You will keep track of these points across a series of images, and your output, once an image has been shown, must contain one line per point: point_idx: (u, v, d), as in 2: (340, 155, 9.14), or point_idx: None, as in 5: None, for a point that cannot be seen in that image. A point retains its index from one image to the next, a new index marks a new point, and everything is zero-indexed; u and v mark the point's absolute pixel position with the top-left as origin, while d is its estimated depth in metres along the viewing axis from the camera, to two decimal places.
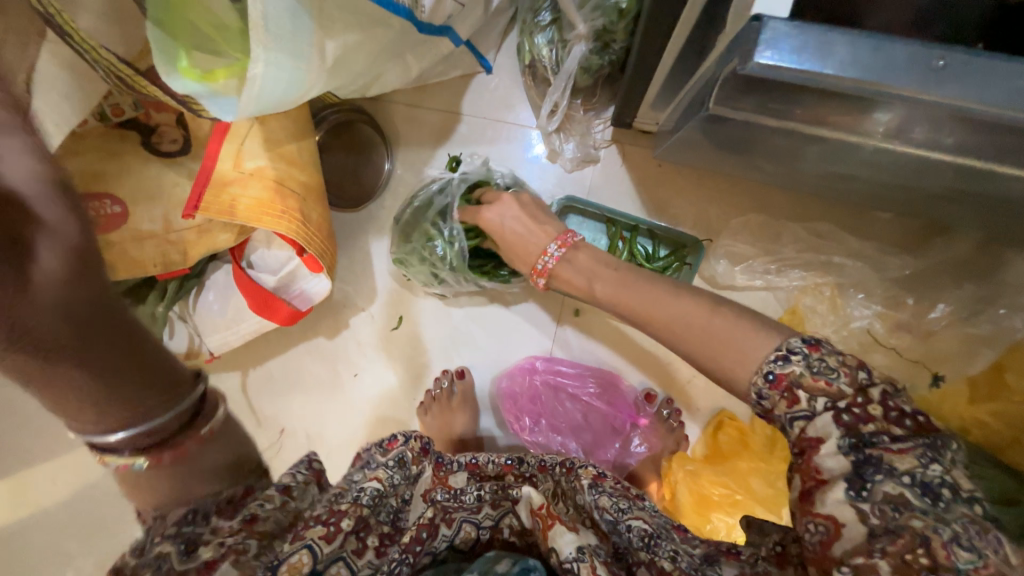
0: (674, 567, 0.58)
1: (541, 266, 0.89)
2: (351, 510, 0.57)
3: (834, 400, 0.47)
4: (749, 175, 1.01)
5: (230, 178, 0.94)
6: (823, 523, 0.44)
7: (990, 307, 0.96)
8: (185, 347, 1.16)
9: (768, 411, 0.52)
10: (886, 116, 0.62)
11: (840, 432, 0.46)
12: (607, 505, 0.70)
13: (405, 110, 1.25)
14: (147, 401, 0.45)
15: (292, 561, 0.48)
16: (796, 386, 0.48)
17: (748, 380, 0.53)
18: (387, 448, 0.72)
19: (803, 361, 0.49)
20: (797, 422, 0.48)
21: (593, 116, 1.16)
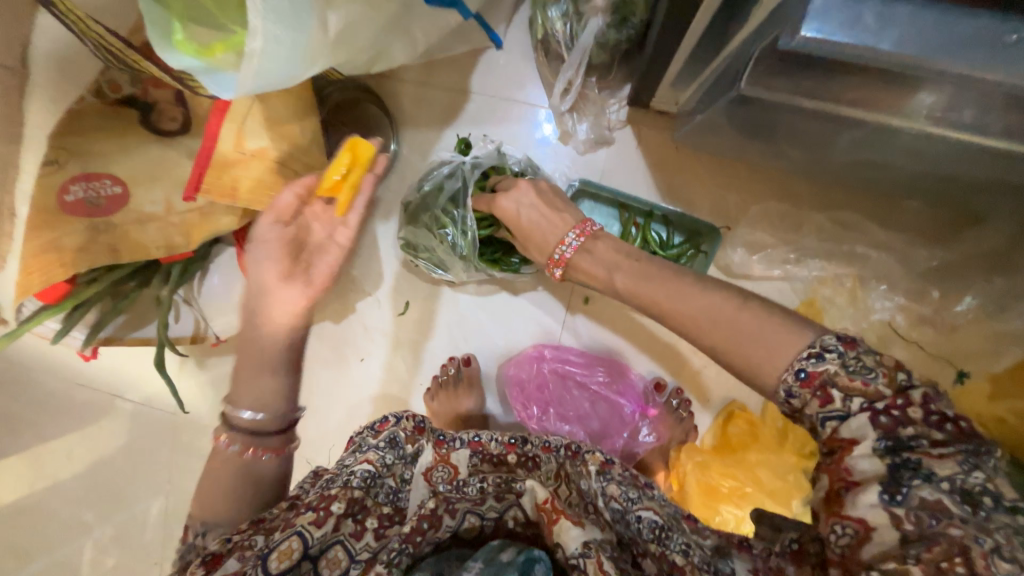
0: (686, 562, 0.56)
1: (559, 256, 0.83)
2: (340, 494, 0.63)
3: (871, 400, 0.44)
4: (772, 160, 0.96)
5: (230, 160, 0.89)
6: (851, 525, 0.43)
7: (1019, 302, 0.92)
8: (191, 331, 1.16)
9: (796, 412, 0.49)
10: (932, 98, 0.58)
11: (877, 435, 0.43)
12: (617, 494, 0.67)
13: (411, 88, 1.20)
14: (280, 413, 0.72)
15: (282, 547, 0.56)
16: (829, 386, 0.45)
17: (775, 378, 0.49)
18: (378, 430, 0.76)
19: (838, 359, 0.46)
20: (830, 422, 0.45)
21: (608, 96, 1.11)
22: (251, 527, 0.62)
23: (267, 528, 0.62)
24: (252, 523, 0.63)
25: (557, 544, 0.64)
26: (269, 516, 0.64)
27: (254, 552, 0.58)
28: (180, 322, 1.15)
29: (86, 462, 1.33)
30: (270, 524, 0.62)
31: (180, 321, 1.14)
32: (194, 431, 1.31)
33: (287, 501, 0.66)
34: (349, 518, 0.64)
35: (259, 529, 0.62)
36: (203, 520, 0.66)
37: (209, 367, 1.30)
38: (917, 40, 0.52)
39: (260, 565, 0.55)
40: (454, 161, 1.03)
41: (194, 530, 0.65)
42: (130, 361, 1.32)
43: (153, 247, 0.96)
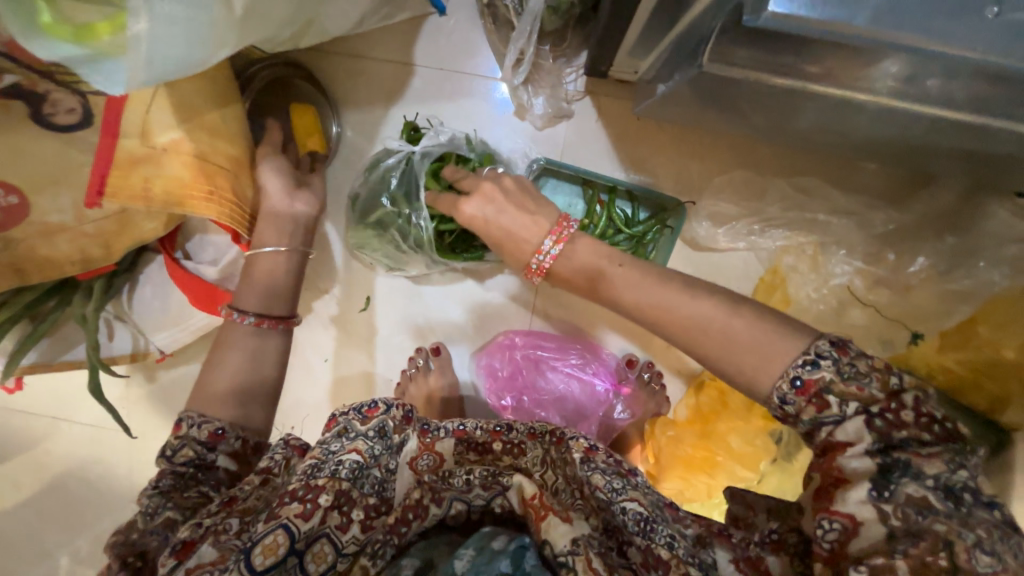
0: (672, 556, 0.52)
1: (536, 266, 0.73)
2: (328, 485, 0.56)
3: (866, 405, 0.45)
4: (736, 130, 0.94)
5: (138, 156, 0.79)
6: (840, 520, 0.44)
7: (970, 260, 0.94)
8: (130, 349, 1.07)
9: (790, 416, 0.49)
10: (895, 66, 0.57)
11: (872, 437, 0.45)
12: (601, 484, 0.60)
13: (350, 64, 1.09)
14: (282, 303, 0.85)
15: (266, 542, 0.52)
16: (825, 392, 0.46)
17: (770, 385, 0.50)
18: (366, 416, 0.64)
19: (834, 366, 0.46)
20: (824, 426, 0.47)
21: (564, 65, 1.04)
22: (222, 508, 0.58)
23: (242, 510, 0.57)
24: (223, 504, 0.58)
25: (543, 541, 0.58)
26: (242, 495, 0.59)
27: (232, 539, 0.54)
28: (115, 341, 1.05)
29: (29, 492, 1.21)
30: (244, 506, 0.58)
31: (114, 341, 1.05)
32: (148, 450, 1.21)
33: (258, 475, 0.61)
34: (336, 510, 0.56)
35: (232, 510, 0.57)
36: (201, 411, 0.67)
37: (160, 380, 1.20)
38: (896, 12, 0.48)
39: (242, 559, 0.51)
40: (401, 152, 0.96)
41: (187, 421, 0.65)
42: (72, 379, 1.21)
43: (68, 262, 0.86)
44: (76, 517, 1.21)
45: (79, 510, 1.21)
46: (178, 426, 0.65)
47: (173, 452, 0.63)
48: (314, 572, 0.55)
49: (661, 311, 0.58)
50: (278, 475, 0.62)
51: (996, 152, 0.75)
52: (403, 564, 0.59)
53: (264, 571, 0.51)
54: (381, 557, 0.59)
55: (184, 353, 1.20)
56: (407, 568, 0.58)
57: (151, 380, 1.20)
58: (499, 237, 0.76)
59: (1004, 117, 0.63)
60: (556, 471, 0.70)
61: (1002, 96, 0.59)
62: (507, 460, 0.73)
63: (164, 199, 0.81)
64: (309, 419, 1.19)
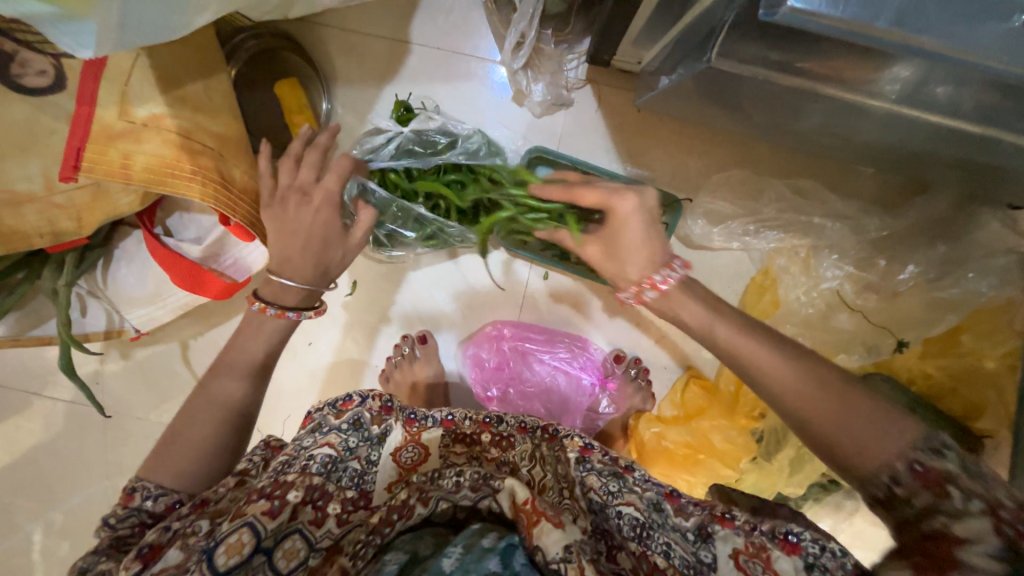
0: (669, 565, 0.53)
1: (660, 279, 0.65)
2: (298, 480, 0.56)
3: (992, 506, 0.44)
4: (738, 129, 0.92)
5: (117, 131, 0.75)
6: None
7: (959, 270, 0.94)
8: (104, 327, 1.04)
9: (893, 499, 0.50)
10: (905, 72, 0.56)
11: (996, 540, 0.43)
12: (596, 485, 0.61)
13: (343, 38, 1.04)
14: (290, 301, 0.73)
15: (230, 541, 0.50)
16: (947, 482, 0.47)
17: (880, 462, 0.51)
18: (341, 409, 0.66)
19: (956, 460, 0.48)
20: (940, 516, 0.46)
21: (565, 51, 1.01)
22: (194, 511, 0.57)
23: (213, 513, 0.56)
24: (194, 507, 0.57)
25: (535, 547, 0.57)
26: (214, 497, 0.58)
27: (199, 541, 0.53)
28: (88, 318, 1.02)
29: None
30: (216, 508, 0.57)
31: (87, 317, 1.02)
32: (122, 428, 1.17)
33: (234, 478, 0.61)
34: (309, 505, 0.57)
35: (202, 513, 0.56)
36: (158, 481, 0.60)
37: (136, 357, 1.16)
38: (919, 14, 0.47)
39: (205, 560, 0.49)
40: (393, 132, 0.91)
41: (141, 492, 0.59)
42: (43, 354, 1.17)
43: (37, 235, 0.81)
44: (46, 494, 1.18)
45: (50, 488, 1.18)
46: (129, 496, 0.58)
47: (118, 519, 0.58)
48: (285, 568, 0.54)
49: None
50: (254, 476, 0.62)
51: (994, 164, 0.75)
52: (388, 559, 0.58)
53: (227, 571, 0.49)
54: (363, 557, 0.58)
55: (162, 332, 1.15)
56: (391, 563, 0.57)
57: (126, 356, 1.16)
58: (620, 253, 0.68)
59: (1009, 130, 0.62)
60: (545, 468, 0.70)
61: (1010, 110, 0.59)
62: (495, 453, 0.73)
63: (145, 178, 0.76)
64: (292, 421, 1.14)
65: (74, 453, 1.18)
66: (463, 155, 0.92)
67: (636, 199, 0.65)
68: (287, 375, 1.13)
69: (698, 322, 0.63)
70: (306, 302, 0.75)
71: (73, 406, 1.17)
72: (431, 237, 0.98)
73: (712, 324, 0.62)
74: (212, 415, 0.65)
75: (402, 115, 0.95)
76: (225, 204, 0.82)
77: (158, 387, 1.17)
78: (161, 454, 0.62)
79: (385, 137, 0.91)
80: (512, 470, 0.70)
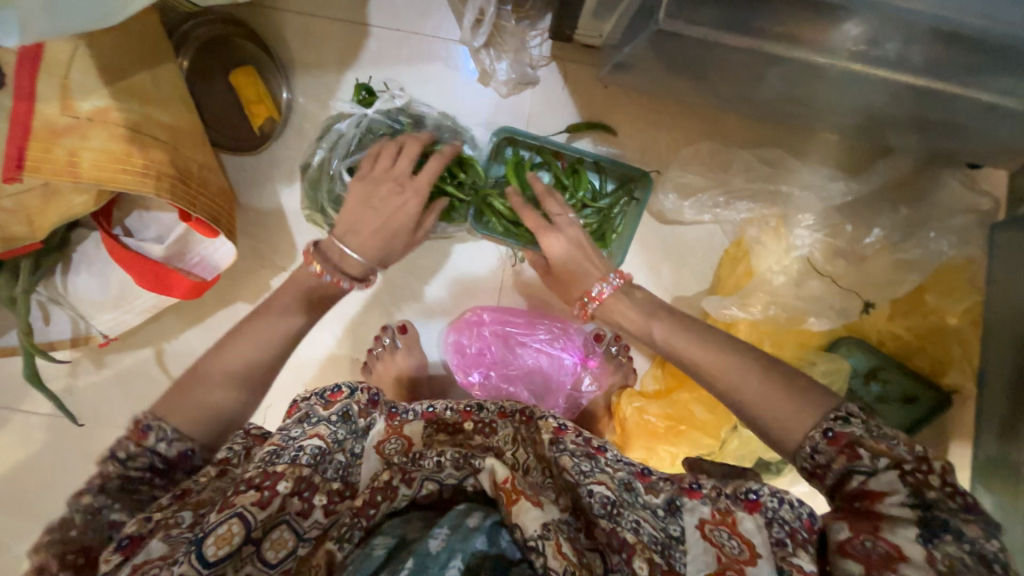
0: (637, 540, 0.53)
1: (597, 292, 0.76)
2: (287, 471, 0.55)
3: (896, 462, 0.49)
4: (702, 100, 0.92)
5: (61, 127, 0.72)
6: (885, 546, 0.47)
7: (921, 230, 0.96)
8: (70, 334, 1.00)
9: (819, 468, 0.53)
10: (857, 29, 0.62)
11: (906, 490, 0.48)
12: (569, 466, 0.60)
13: (298, 22, 1.01)
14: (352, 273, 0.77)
15: (220, 532, 0.49)
16: (857, 445, 0.50)
17: (800, 435, 0.54)
18: (329, 400, 0.65)
19: (862, 424, 0.51)
20: (857, 475, 0.50)
21: (528, 27, 0.99)
22: (175, 502, 0.54)
23: (196, 503, 0.53)
24: (175, 498, 0.54)
25: (513, 526, 0.56)
26: (195, 488, 0.55)
27: (184, 532, 0.50)
28: (53, 324, 0.99)
29: None
30: (199, 498, 0.54)
31: (52, 324, 0.99)
32: (93, 440, 1.13)
33: (215, 467, 0.58)
34: (296, 496, 0.55)
35: (185, 503, 0.53)
36: (175, 424, 0.58)
37: (109, 365, 1.11)
38: None
39: (194, 552, 0.48)
40: (354, 115, 0.89)
41: (157, 433, 0.56)
42: (5, 368, 1.12)
43: None
44: (21, 513, 1.13)
45: (25, 506, 1.13)
46: (144, 434, 0.56)
47: (127, 458, 0.55)
48: (274, 560, 0.54)
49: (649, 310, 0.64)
50: (235, 466, 0.59)
51: (948, 120, 0.77)
52: (376, 544, 0.58)
53: (217, 562, 0.48)
54: (349, 540, 0.57)
55: (133, 338, 1.11)
56: (379, 547, 0.57)
57: (99, 365, 1.11)
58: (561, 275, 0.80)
59: (943, 82, 0.67)
60: (526, 450, 0.70)
61: (955, 59, 0.63)
62: (479, 439, 0.72)
63: (94, 175, 0.72)
64: (271, 411, 1.13)
65: (46, 469, 1.13)
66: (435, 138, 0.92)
67: (563, 240, 0.79)
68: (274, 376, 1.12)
69: (636, 326, 0.72)
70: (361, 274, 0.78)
71: (41, 420, 1.13)
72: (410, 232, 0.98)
73: (649, 325, 0.71)
74: (186, 403, 0.60)
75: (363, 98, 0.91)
76: (184, 199, 0.80)
77: (129, 398, 1.12)
78: (182, 399, 0.60)
79: (350, 126, 0.90)
80: (496, 455, 0.69)
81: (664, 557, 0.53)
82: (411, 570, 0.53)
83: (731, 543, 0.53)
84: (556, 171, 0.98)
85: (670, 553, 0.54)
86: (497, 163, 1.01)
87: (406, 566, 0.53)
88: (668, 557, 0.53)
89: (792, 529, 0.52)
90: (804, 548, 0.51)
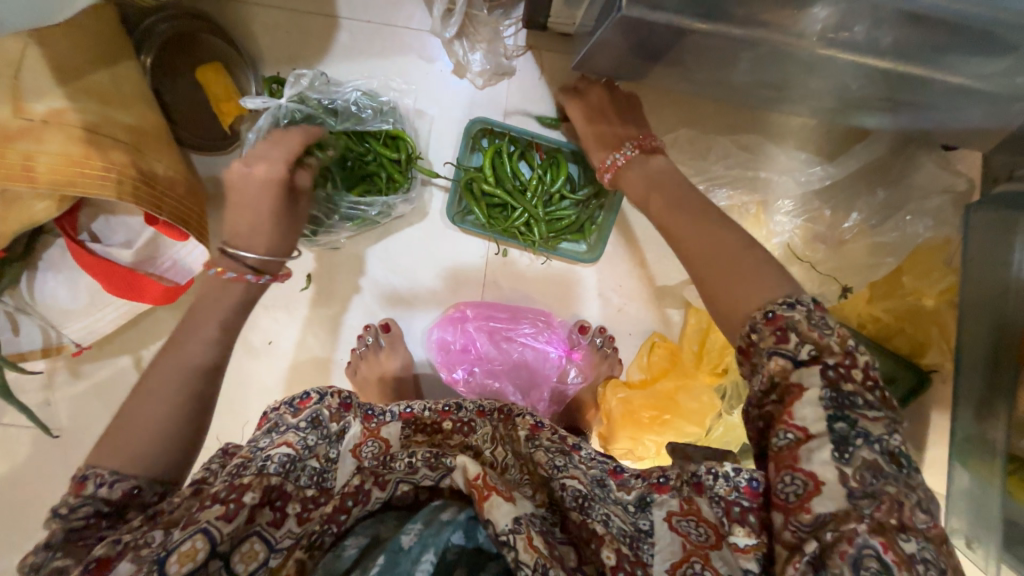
0: (607, 532, 0.53)
1: (609, 162, 0.80)
2: (254, 482, 0.54)
3: (820, 351, 0.47)
4: (678, 86, 0.91)
5: (14, 130, 0.69)
6: (802, 477, 0.45)
7: (898, 213, 0.97)
8: (40, 344, 0.97)
9: (752, 345, 0.51)
10: (825, 12, 0.61)
11: (824, 384, 0.46)
12: (543, 461, 0.63)
13: (265, 15, 0.98)
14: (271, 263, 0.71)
15: (183, 549, 0.48)
16: (791, 330, 0.48)
17: (746, 315, 0.52)
18: (298, 408, 0.64)
19: (805, 312, 0.49)
20: (778, 358, 0.48)
21: (501, 16, 0.98)
22: (146, 522, 0.52)
23: (167, 522, 0.51)
24: (147, 518, 0.52)
25: (486, 521, 0.55)
26: (168, 507, 0.53)
27: (153, 552, 0.49)
28: (22, 335, 0.96)
29: None
30: (170, 517, 0.52)
31: (22, 335, 0.96)
32: (71, 451, 1.09)
33: (191, 486, 0.55)
34: (266, 506, 0.55)
35: (156, 523, 0.52)
36: (114, 467, 0.53)
37: (87, 375, 1.09)
38: None
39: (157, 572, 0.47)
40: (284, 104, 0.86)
41: (94, 480, 0.52)
42: None
43: None
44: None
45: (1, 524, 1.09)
46: (80, 485, 0.51)
47: (69, 509, 0.51)
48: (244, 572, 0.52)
49: (644, 189, 0.73)
50: (211, 483, 0.56)
51: (920, 102, 0.78)
52: (347, 544, 0.59)
53: None
54: (319, 546, 0.58)
55: (109, 346, 1.09)
56: (351, 547, 0.59)
57: (76, 374, 1.08)
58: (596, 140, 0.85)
59: (910, 65, 0.68)
60: (505, 447, 0.71)
61: (924, 41, 0.64)
62: (457, 439, 0.71)
63: (51, 180, 0.70)
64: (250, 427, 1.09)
65: (24, 486, 1.10)
66: (348, 123, 0.91)
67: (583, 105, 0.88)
68: (255, 381, 1.09)
69: (638, 199, 0.73)
70: (265, 267, 0.70)
71: (17, 435, 1.09)
72: (357, 219, 0.96)
73: (648, 199, 0.71)
74: (125, 428, 0.55)
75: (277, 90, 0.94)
76: (150, 203, 0.77)
77: (110, 409, 1.09)
78: (117, 437, 0.55)
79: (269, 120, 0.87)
80: (476, 454, 0.68)
81: (632, 549, 0.52)
82: (383, 567, 0.54)
83: (697, 530, 0.52)
84: (540, 165, 0.99)
85: (638, 545, 0.53)
86: (473, 153, 1.02)
87: (377, 564, 0.54)
88: (637, 548, 0.52)
89: (728, 505, 0.51)
90: (741, 523, 0.50)
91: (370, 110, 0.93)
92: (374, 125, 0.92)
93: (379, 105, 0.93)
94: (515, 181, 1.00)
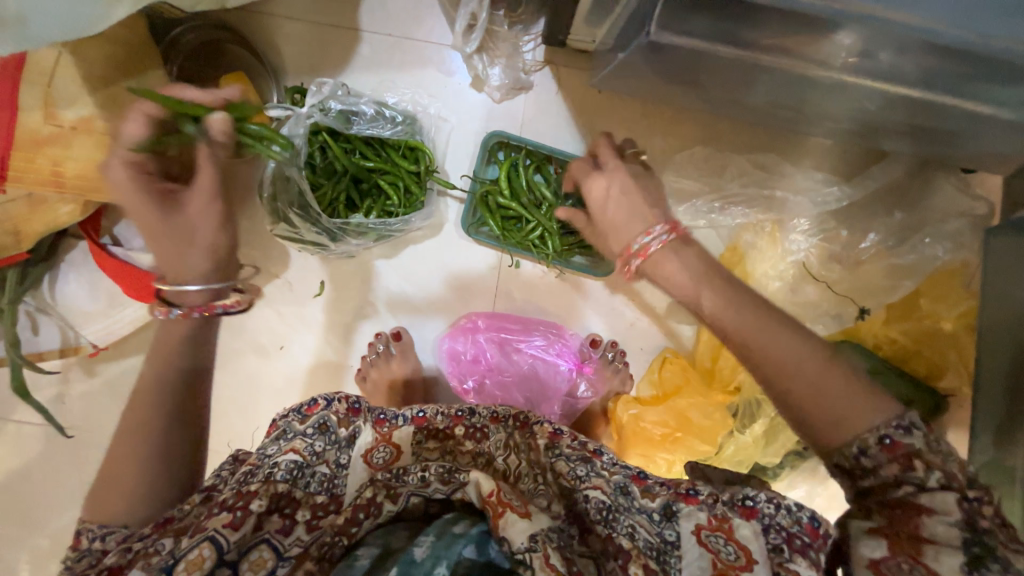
0: (633, 546, 0.53)
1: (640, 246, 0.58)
2: (262, 490, 0.54)
3: (952, 481, 0.44)
4: (696, 105, 0.92)
5: (44, 136, 0.72)
6: (924, 574, 0.43)
7: (915, 235, 0.97)
8: (58, 343, 0.98)
9: (862, 469, 0.47)
10: (848, 39, 0.62)
11: (959, 515, 0.44)
12: (565, 471, 0.62)
13: (290, 27, 1.00)
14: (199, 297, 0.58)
15: (190, 557, 0.48)
16: (913, 455, 0.45)
17: (849, 438, 0.47)
18: (306, 414, 0.65)
19: (924, 436, 0.46)
20: (905, 485, 0.45)
21: (521, 32, 0.99)
22: (156, 530, 0.53)
23: (176, 530, 0.52)
24: (157, 526, 0.53)
25: (501, 538, 0.55)
26: (178, 515, 0.53)
27: (161, 560, 0.49)
28: (40, 335, 0.97)
29: None
30: (180, 525, 0.52)
31: (40, 334, 0.97)
32: (83, 449, 1.10)
33: (200, 494, 0.56)
34: (275, 514, 0.55)
35: (165, 531, 0.52)
36: (102, 521, 0.54)
37: (100, 373, 1.10)
38: None
39: None
40: (290, 112, 0.87)
41: (86, 534, 0.53)
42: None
43: None
44: (9, 529, 1.10)
45: (11, 520, 1.10)
46: (76, 539, 0.53)
47: (72, 562, 0.52)
48: None
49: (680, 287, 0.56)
50: (221, 490, 0.56)
51: (943, 128, 0.78)
52: (359, 554, 0.56)
53: None
54: (329, 559, 0.55)
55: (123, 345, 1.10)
56: (362, 557, 0.56)
57: (90, 373, 1.10)
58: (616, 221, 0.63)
59: (932, 92, 0.68)
60: (519, 455, 0.70)
61: (950, 71, 0.64)
62: (469, 445, 0.71)
63: (78, 185, 0.74)
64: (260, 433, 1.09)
65: (35, 482, 1.10)
66: (371, 132, 0.93)
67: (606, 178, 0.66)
68: (266, 386, 1.09)
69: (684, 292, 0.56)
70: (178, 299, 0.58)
71: (31, 431, 1.10)
72: (372, 233, 0.97)
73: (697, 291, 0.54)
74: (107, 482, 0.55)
75: (298, 100, 0.96)
76: None
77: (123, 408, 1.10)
78: (105, 492, 0.55)
79: (293, 128, 0.87)
80: (488, 461, 0.69)
81: (659, 563, 0.52)
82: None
83: (727, 549, 0.50)
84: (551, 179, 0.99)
85: (665, 560, 0.52)
86: (489, 165, 1.03)
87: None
88: (664, 562, 0.52)
89: (790, 535, 0.50)
90: (802, 554, 0.50)
91: (389, 121, 0.95)
92: (393, 134, 0.94)
93: (393, 116, 0.95)
94: (531, 195, 1.00)
